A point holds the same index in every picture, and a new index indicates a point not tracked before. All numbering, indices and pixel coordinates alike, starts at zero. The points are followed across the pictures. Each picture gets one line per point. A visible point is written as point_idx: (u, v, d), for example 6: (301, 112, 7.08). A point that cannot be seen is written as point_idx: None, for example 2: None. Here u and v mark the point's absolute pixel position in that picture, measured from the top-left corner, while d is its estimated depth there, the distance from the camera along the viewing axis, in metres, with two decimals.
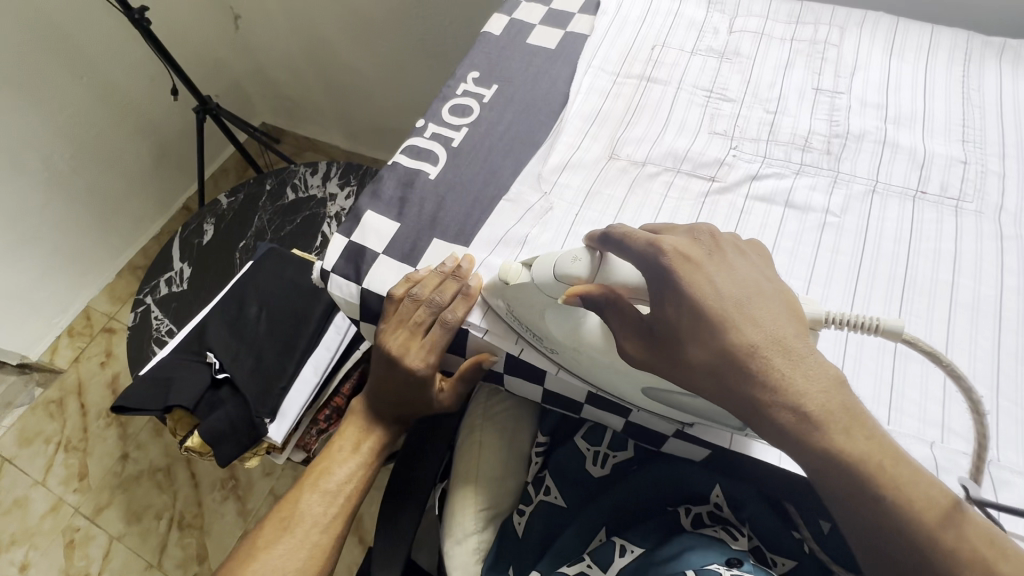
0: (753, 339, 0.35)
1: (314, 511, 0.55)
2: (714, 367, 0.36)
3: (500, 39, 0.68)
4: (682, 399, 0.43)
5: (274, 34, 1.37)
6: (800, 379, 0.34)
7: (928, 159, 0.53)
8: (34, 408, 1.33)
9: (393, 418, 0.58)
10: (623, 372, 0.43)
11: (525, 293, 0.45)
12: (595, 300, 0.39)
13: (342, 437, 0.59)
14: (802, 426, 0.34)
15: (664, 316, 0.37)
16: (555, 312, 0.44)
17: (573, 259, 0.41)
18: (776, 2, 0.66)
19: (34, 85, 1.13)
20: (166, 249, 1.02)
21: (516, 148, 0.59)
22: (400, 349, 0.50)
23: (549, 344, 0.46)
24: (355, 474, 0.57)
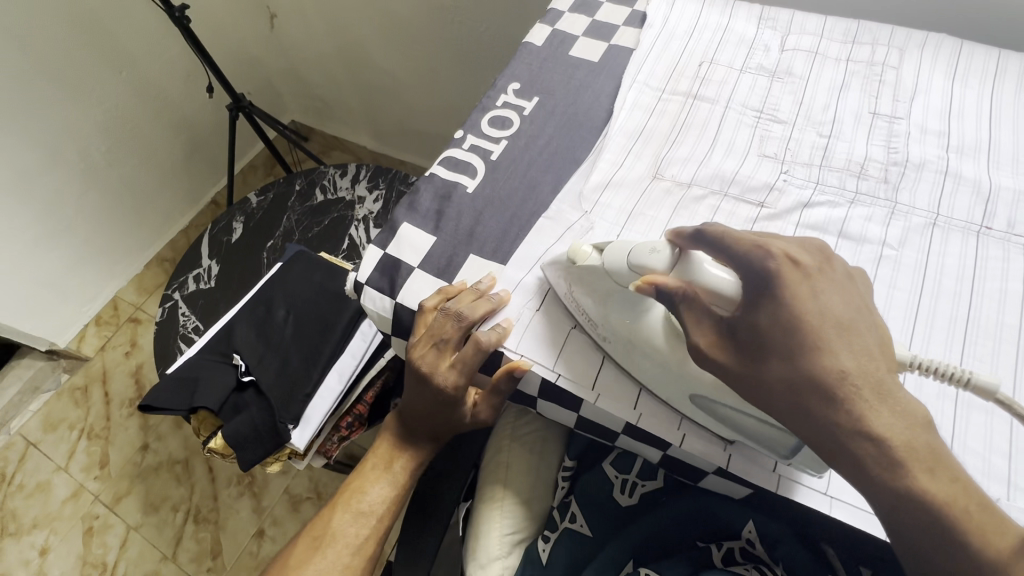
0: (845, 365, 0.33)
1: (347, 532, 0.55)
2: (795, 387, 0.34)
3: (542, 50, 0.66)
4: (732, 416, 0.40)
5: (308, 34, 1.37)
6: (885, 413, 0.32)
7: (994, 193, 0.50)
8: (60, 394, 1.36)
9: (425, 435, 0.56)
10: (673, 375, 0.41)
11: (592, 275, 0.45)
12: (669, 294, 0.39)
13: (376, 455, 0.58)
14: (880, 459, 0.31)
15: (754, 323, 0.36)
16: (622, 299, 0.43)
17: (651, 250, 0.40)
18: (830, 19, 0.63)
19: (74, 79, 1.15)
20: (196, 246, 1.03)
21: (556, 163, 0.57)
22: (429, 366, 0.49)
23: (601, 330, 0.45)
24: (387, 495, 0.56)
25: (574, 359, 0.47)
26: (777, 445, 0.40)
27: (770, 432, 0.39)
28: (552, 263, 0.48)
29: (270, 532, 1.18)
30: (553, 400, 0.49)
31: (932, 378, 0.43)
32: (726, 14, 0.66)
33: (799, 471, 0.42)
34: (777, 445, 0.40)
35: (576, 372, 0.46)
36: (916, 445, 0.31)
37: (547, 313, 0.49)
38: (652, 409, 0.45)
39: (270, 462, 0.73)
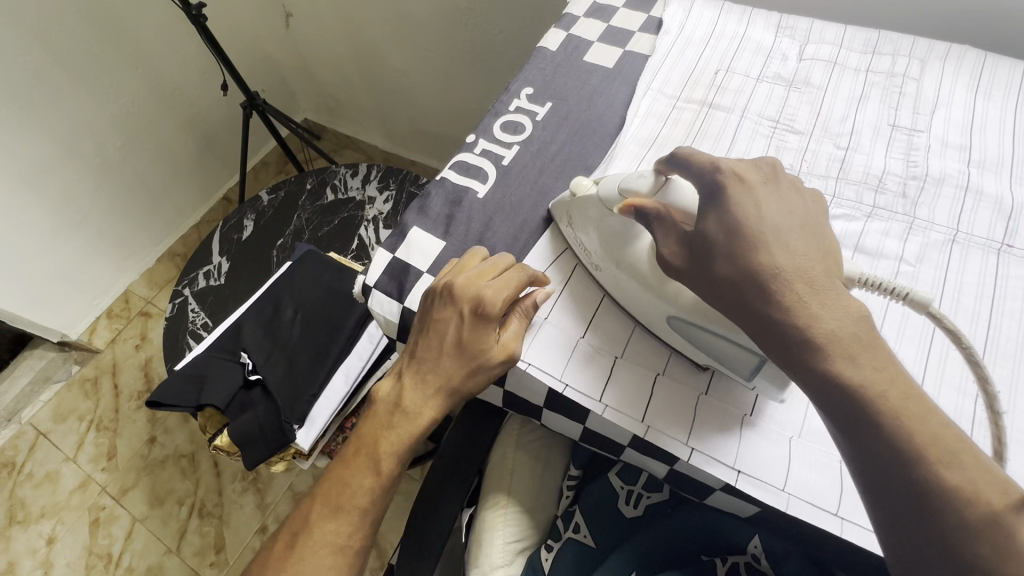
0: (780, 263, 0.35)
1: (328, 531, 0.47)
2: (734, 282, 0.36)
3: (556, 54, 0.66)
4: (704, 337, 0.42)
5: (322, 33, 1.38)
6: (818, 307, 0.33)
7: (1017, 210, 0.49)
8: (71, 385, 1.38)
9: (418, 407, 0.48)
10: (651, 296, 0.44)
11: (590, 206, 0.48)
12: (647, 214, 0.43)
13: (364, 437, 0.50)
14: (804, 347, 0.33)
15: (703, 230, 0.39)
16: (611, 225, 0.47)
17: (638, 176, 0.45)
18: (851, 29, 0.62)
19: (91, 74, 1.16)
20: (207, 243, 1.04)
21: (567, 170, 0.57)
22: (470, 283, 0.45)
23: (593, 259, 0.49)
24: (369, 486, 0.48)
25: (582, 366, 0.46)
26: (738, 364, 0.42)
27: (734, 351, 0.41)
28: (559, 204, 0.52)
29: (273, 528, 1.19)
30: (559, 410, 0.48)
31: (948, 401, 0.42)
32: (744, 22, 0.65)
33: (807, 490, 0.40)
34: (740, 366, 0.41)
35: (584, 381, 0.45)
36: (840, 334, 0.32)
37: (556, 322, 0.48)
38: (660, 422, 0.44)
39: (275, 461, 0.73)
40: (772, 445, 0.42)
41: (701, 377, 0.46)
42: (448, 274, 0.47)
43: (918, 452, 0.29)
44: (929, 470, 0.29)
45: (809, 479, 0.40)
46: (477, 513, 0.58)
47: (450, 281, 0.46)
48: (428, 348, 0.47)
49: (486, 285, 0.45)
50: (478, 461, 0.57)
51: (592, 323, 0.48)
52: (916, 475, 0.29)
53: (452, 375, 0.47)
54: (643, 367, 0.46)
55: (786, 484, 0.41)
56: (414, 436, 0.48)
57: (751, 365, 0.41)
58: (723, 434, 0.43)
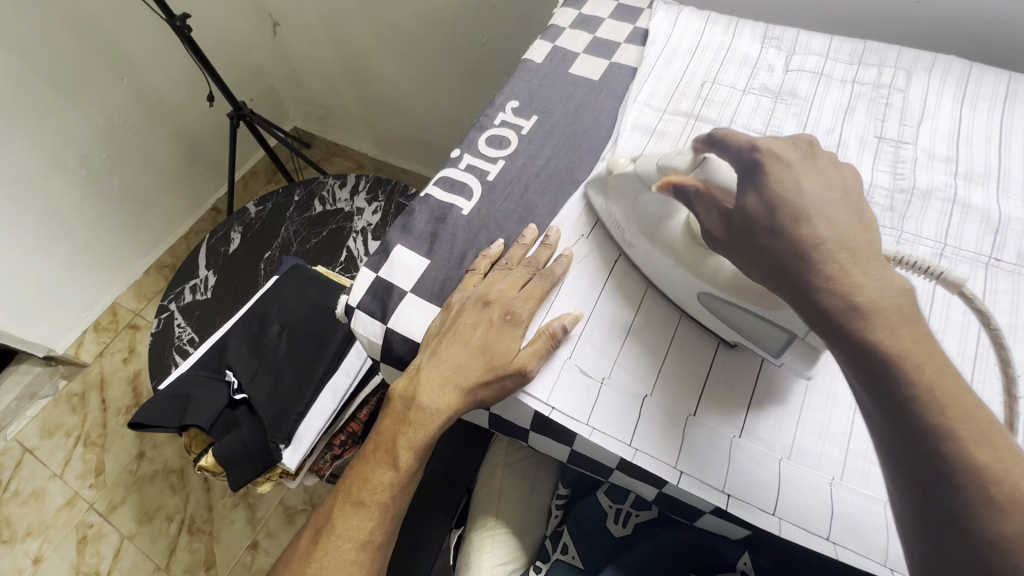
0: (821, 233, 0.34)
1: (349, 526, 0.49)
2: (777, 254, 0.35)
3: (541, 67, 0.66)
4: (735, 314, 0.42)
5: (310, 41, 1.36)
6: (861, 277, 0.32)
7: (1004, 223, 0.49)
8: (58, 400, 1.36)
9: (438, 404, 0.46)
10: (684, 273, 0.44)
11: (628, 183, 0.49)
12: (686, 191, 0.43)
13: (383, 434, 0.49)
14: (845, 314, 0.32)
15: (743, 206, 0.38)
16: (649, 201, 0.47)
17: (678, 154, 0.45)
18: (838, 39, 0.62)
19: (74, 86, 1.15)
20: (193, 257, 1.02)
21: (553, 184, 0.56)
22: (499, 292, 0.48)
23: (626, 236, 0.49)
24: (390, 484, 0.48)
25: (568, 387, 0.45)
26: (767, 341, 0.41)
27: (763, 328, 0.41)
28: (597, 183, 0.52)
29: (265, 543, 1.17)
30: (546, 432, 0.47)
31: None
32: (730, 33, 0.65)
33: (798, 513, 0.40)
34: (767, 340, 0.41)
35: (571, 403, 0.44)
36: (881, 305, 0.31)
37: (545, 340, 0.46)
38: (650, 446, 0.42)
39: (261, 481, 0.72)
40: (761, 468, 0.41)
41: (693, 394, 0.44)
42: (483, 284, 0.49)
43: (952, 429, 0.28)
44: (961, 448, 0.28)
45: (799, 501, 0.40)
46: (465, 534, 0.58)
47: (483, 290, 0.48)
48: (448, 347, 0.46)
49: (513, 297, 0.48)
50: (465, 481, 0.57)
51: (584, 328, 0.47)
52: (949, 451, 0.28)
53: (472, 374, 0.45)
54: (641, 374, 0.45)
55: (776, 508, 0.40)
56: (432, 435, 0.47)
57: (781, 340, 0.41)
58: (719, 454, 0.42)
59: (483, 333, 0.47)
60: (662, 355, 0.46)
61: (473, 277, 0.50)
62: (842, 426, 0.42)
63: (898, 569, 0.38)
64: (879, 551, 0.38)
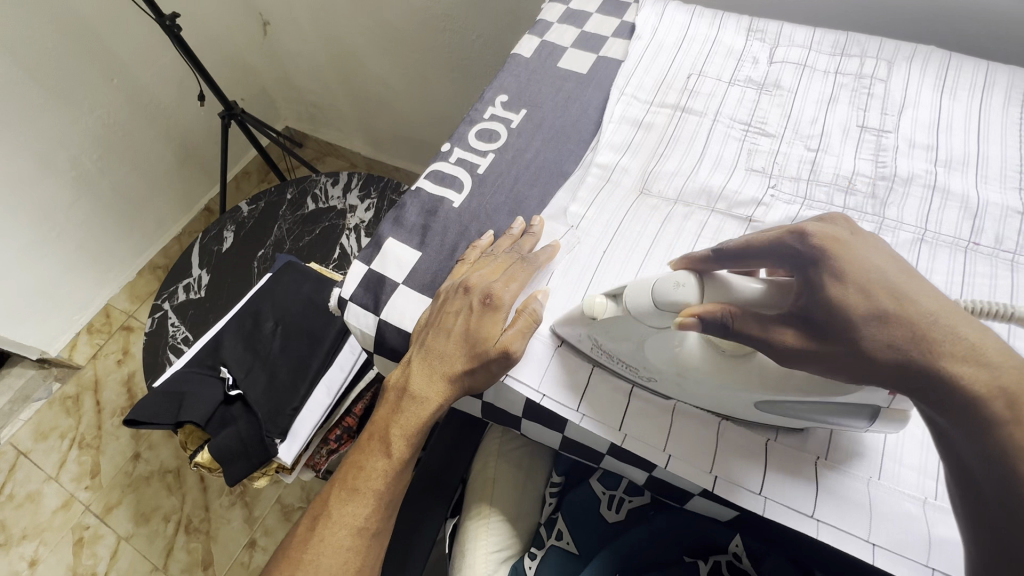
0: (929, 308, 0.30)
1: (344, 513, 0.49)
2: (898, 347, 0.30)
3: (530, 61, 0.66)
4: (800, 409, 0.39)
5: (300, 40, 1.36)
6: (988, 351, 0.29)
7: (982, 208, 0.50)
8: (51, 403, 1.35)
9: (430, 391, 0.47)
10: (742, 393, 0.39)
11: (621, 327, 0.41)
12: (717, 322, 0.35)
13: (378, 422, 0.50)
14: (986, 401, 0.28)
15: (833, 298, 0.32)
16: (657, 339, 0.40)
17: (676, 283, 0.37)
18: (820, 32, 0.63)
19: (64, 87, 1.14)
20: (186, 256, 1.02)
21: (543, 177, 0.57)
22: (482, 278, 0.47)
23: (644, 372, 0.43)
24: (384, 470, 0.49)
25: (558, 375, 0.46)
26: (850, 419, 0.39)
27: (842, 412, 0.38)
28: (565, 320, 0.45)
29: (262, 542, 1.18)
30: (537, 419, 0.48)
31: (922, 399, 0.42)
32: (714, 26, 0.66)
33: (782, 491, 0.40)
34: (853, 419, 0.38)
35: (561, 390, 0.45)
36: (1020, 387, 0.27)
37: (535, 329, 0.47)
38: (638, 431, 0.43)
39: (257, 477, 0.72)
40: (746, 449, 0.42)
41: None
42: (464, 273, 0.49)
43: None
44: None
45: (784, 480, 0.41)
46: (460, 524, 0.58)
47: (465, 277, 0.48)
48: (434, 335, 0.47)
49: (494, 281, 0.47)
50: (459, 470, 0.57)
51: None
52: None
53: (459, 361, 0.46)
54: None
55: (762, 488, 0.41)
56: (425, 422, 0.48)
57: (867, 415, 0.38)
58: (706, 441, 0.43)
59: (465, 320, 0.46)
60: None
61: (463, 266, 0.51)
62: None
63: (880, 545, 0.38)
64: (862, 526, 0.39)
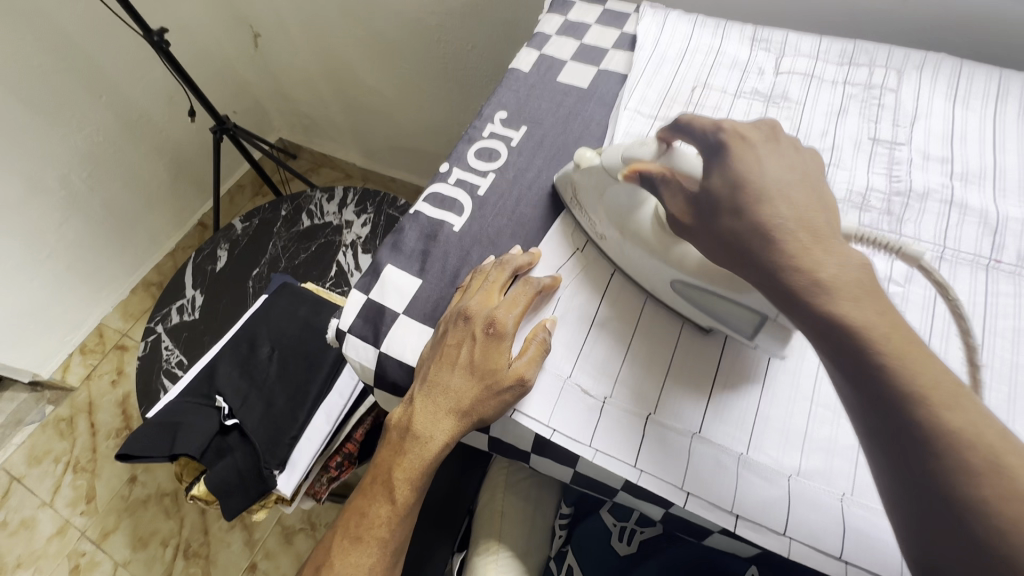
0: (781, 214, 0.34)
1: (346, 564, 0.48)
2: (738, 235, 0.35)
3: (529, 75, 0.65)
4: (706, 301, 0.42)
5: (292, 52, 1.34)
6: (820, 254, 0.32)
7: (1003, 224, 0.48)
8: (45, 426, 1.33)
9: (435, 430, 0.45)
10: (653, 261, 0.44)
11: (593, 177, 0.48)
12: (651, 178, 0.41)
13: (380, 466, 0.48)
14: (809, 290, 0.32)
15: (710, 188, 0.38)
16: (616, 192, 0.46)
17: (642, 144, 0.43)
18: (827, 40, 0.62)
19: (52, 105, 1.12)
20: (179, 276, 1.00)
21: (546, 197, 0.55)
22: (481, 304, 0.45)
23: (598, 228, 0.48)
24: (387, 518, 0.47)
25: (568, 409, 0.43)
26: (740, 324, 0.41)
27: (734, 310, 0.40)
28: (564, 178, 0.52)
29: (263, 566, 1.15)
30: (547, 454, 0.46)
31: None
32: (718, 37, 0.64)
33: (807, 532, 0.38)
34: (741, 324, 0.41)
35: (572, 425, 0.43)
36: (842, 279, 0.31)
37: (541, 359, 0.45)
38: (655, 466, 0.41)
39: (256, 509, 0.70)
40: (770, 486, 0.39)
41: (698, 410, 0.43)
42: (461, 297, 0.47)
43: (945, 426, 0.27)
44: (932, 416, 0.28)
45: (808, 522, 0.38)
46: (467, 558, 0.56)
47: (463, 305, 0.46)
48: (438, 371, 0.44)
49: (496, 307, 0.45)
50: (467, 501, 0.56)
51: (582, 347, 0.46)
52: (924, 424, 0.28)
53: (465, 396, 0.44)
54: (642, 393, 0.44)
55: (786, 528, 0.39)
56: (428, 462, 0.46)
57: (753, 324, 0.40)
58: (724, 473, 0.40)
59: (468, 351, 0.44)
60: (662, 375, 0.44)
61: (460, 293, 0.49)
62: (850, 440, 0.40)
63: None
64: (894, 568, 0.37)
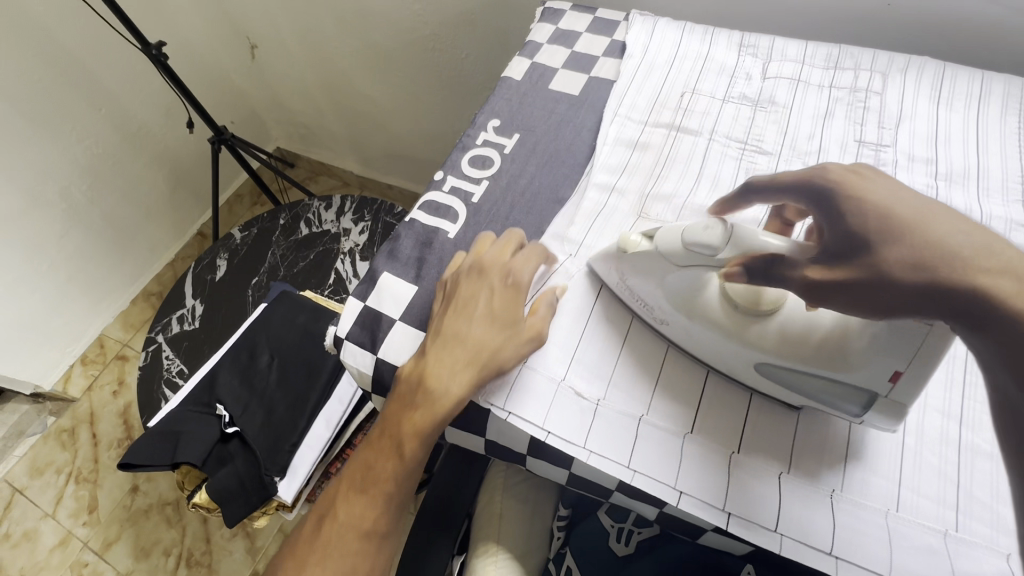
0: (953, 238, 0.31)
1: (352, 512, 0.47)
2: (917, 262, 0.31)
3: (522, 84, 0.66)
4: (799, 379, 0.40)
5: (289, 63, 1.35)
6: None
7: (986, 222, 0.49)
8: (47, 438, 1.33)
9: (454, 381, 0.43)
10: (733, 345, 0.41)
11: (646, 262, 0.43)
12: (757, 271, 0.38)
13: (388, 422, 0.46)
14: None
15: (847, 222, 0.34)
16: (678, 277, 0.42)
17: (705, 227, 0.39)
18: (812, 45, 0.63)
19: (52, 118, 1.13)
20: (179, 286, 1.01)
21: (539, 203, 0.56)
22: (495, 260, 0.48)
23: (659, 314, 0.45)
24: (396, 472, 0.46)
25: (563, 411, 0.44)
26: (844, 401, 0.39)
27: (836, 389, 0.38)
28: (601, 256, 0.48)
29: None
30: (542, 456, 0.46)
31: (933, 424, 0.41)
32: (706, 43, 0.65)
33: (798, 528, 0.39)
34: (844, 402, 0.39)
35: (566, 427, 0.44)
36: None
37: (536, 364, 0.46)
38: (646, 466, 0.42)
39: (257, 516, 0.71)
40: (760, 483, 0.40)
41: (689, 410, 0.43)
42: (474, 258, 0.49)
43: None
44: None
45: (799, 517, 0.39)
46: (467, 561, 0.57)
47: (477, 261, 0.48)
48: (456, 320, 0.45)
49: (509, 262, 0.48)
50: (466, 505, 0.56)
51: (575, 350, 0.47)
52: None
53: (484, 344, 0.44)
54: (635, 395, 0.44)
55: (778, 525, 0.39)
56: (439, 422, 0.44)
57: (859, 402, 0.38)
58: (715, 471, 0.41)
59: (483, 305, 0.46)
60: (654, 376, 0.45)
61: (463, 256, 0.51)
62: (838, 436, 0.41)
63: None
64: (882, 563, 0.37)
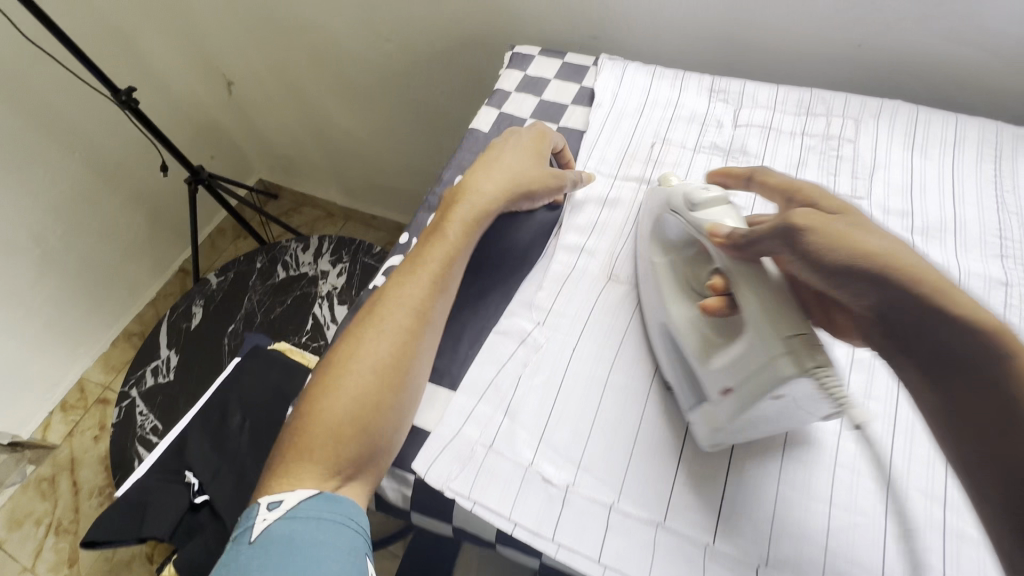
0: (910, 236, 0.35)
1: (404, 293, 0.48)
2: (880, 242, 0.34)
3: (488, 136, 0.64)
4: (680, 357, 0.44)
5: (267, 98, 1.34)
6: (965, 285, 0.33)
7: (964, 279, 0.48)
8: (26, 488, 1.29)
9: (501, 186, 0.53)
10: (658, 302, 0.47)
11: (658, 200, 0.51)
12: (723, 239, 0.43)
13: (439, 218, 0.52)
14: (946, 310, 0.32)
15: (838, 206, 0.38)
16: (667, 223, 0.49)
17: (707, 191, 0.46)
18: (783, 90, 0.61)
19: (22, 166, 1.11)
20: (153, 336, 0.99)
21: (508, 266, 0.54)
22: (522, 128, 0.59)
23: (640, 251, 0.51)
24: (449, 256, 0.50)
25: (531, 499, 0.42)
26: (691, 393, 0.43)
27: (691, 378, 0.43)
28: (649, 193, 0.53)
29: None
30: (513, 545, 0.44)
31: (917, 507, 0.39)
32: (676, 88, 0.64)
33: None
34: (690, 392, 0.43)
35: (535, 515, 0.41)
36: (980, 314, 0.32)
37: (503, 446, 0.44)
38: (619, 560, 0.39)
39: None
40: None
41: (663, 497, 0.41)
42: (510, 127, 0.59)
43: None
44: None
45: None
46: None
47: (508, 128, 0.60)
48: (497, 150, 0.55)
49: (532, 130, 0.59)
50: None
51: (545, 430, 0.45)
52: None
53: (523, 166, 0.54)
54: (607, 479, 0.42)
55: None
56: (483, 212, 0.52)
57: (696, 397, 0.42)
58: (691, 566, 0.39)
59: (515, 146, 0.55)
60: (626, 457, 0.43)
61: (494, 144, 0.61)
62: (820, 523, 0.39)
63: None
64: None
